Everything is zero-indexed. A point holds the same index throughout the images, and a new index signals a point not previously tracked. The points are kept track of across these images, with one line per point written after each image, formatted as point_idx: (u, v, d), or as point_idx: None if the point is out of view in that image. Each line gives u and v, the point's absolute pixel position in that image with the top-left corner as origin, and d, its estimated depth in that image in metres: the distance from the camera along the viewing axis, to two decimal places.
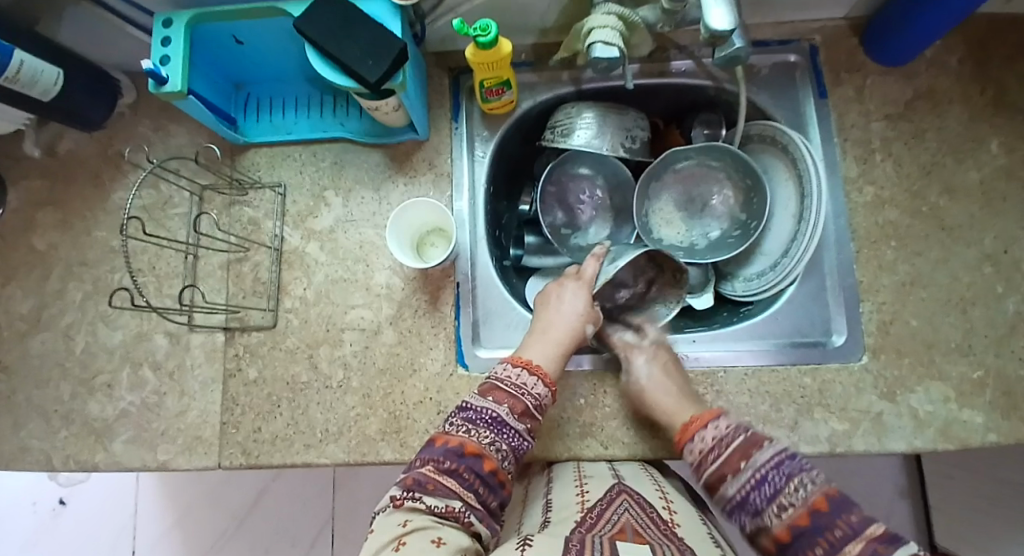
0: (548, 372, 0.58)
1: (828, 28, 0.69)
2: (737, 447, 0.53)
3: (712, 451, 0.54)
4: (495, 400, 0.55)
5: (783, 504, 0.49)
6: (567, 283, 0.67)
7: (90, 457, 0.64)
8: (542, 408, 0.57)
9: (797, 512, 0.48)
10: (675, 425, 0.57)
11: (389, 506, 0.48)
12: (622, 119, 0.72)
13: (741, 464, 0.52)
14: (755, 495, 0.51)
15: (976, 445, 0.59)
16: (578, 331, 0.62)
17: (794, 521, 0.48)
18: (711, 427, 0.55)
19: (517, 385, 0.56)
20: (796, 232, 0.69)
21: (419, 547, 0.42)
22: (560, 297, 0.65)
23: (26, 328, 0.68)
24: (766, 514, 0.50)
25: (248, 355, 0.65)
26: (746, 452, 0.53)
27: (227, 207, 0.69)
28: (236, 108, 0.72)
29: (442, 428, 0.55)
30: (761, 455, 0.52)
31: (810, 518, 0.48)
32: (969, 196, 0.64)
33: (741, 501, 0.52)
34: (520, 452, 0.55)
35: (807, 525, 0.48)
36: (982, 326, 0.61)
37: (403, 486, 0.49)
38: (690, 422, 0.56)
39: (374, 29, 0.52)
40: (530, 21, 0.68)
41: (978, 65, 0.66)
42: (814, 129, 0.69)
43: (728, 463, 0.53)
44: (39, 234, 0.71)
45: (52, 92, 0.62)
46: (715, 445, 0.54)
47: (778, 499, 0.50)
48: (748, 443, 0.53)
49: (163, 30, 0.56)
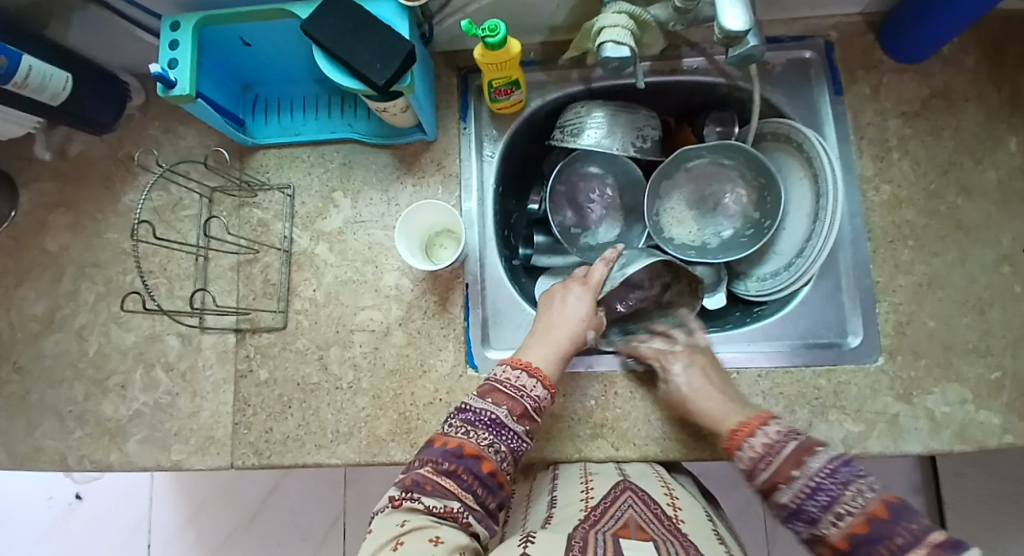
0: (547, 374, 0.58)
1: (843, 24, 0.68)
2: (788, 455, 0.52)
3: (762, 459, 0.53)
4: (494, 401, 0.55)
5: (840, 513, 0.48)
6: (572, 286, 0.66)
7: (104, 457, 0.65)
8: (541, 409, 0.57)
9: (855, 521, 0.47)
10: (724, 432, 0.56)
11: (387, 506, 0.48)
12: (633, 118, 0.71)
13: (793, 472, 0.51)
14: (809, 504, 0.49)
15: (992, 448, 0.58)
16: (578, 336, 0.61)
17: (853, 529, 0.47)
18: (760, 433, 0.54)
19: (516, 387, 0.56)
20: (810, 231, 0.68)
21: (417, 546, 0.42)
22: (563, 300, 0.64)
23: (40, 329, 0.69)
24: (823, 523, 0.49)
25: (258, 356, 0.65)
26: (798, 459, 0.51)
27: (237, 208, 0.69)
28: (245, 110, 0.72)
29: (440, 430, 0.55)
30: (815, 461, 0.50)
31: (869, 526, 0.46)
32: (988, 194, 0.62)
33: (796, 509, 0.50)
34: (518, 455, 0.54)
35: (866, 534, 0.46)
36: (1000, 327, 0.60)
37: (402, 486, 0.49)
38: (738, 429, 0.55)
39: (382, 31, 0.52)
40: (540, 20, 0.67)
41: (998, 61, 0.65)
42: (829, 126, 0.67)
43: (780, 472, 0.52)
44: (51, 236, 0.72)
45: (62, 96, 0.62)
46: (765, 453, 0.53)
47: (834, 508, 0.48)
48: (799, 450, 0.51)
49: (171, 33, 0.56)
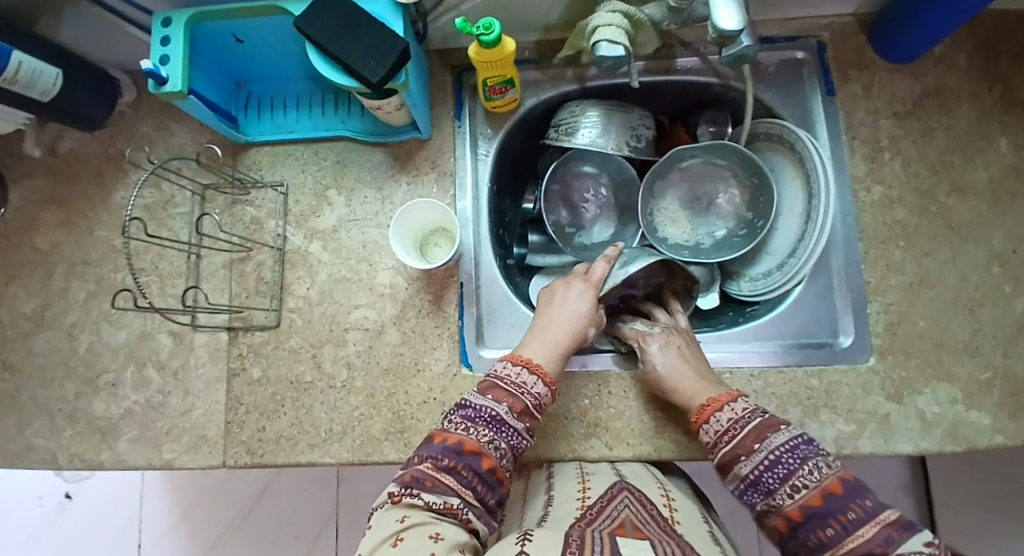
0: (547, 372, 0.57)
1: (836, 25, 0.68)
2: (752, 429, 0.52)
3: (727, 432, 0.53)
4: (494, 398, 0.55)
5: (797, 486, 0.48)
6: (573, 282, 0.65)
7: (95, 456, 0.65)
8: (542, 407, 0.57)
9: (810, 494, 0.47)
10: (693, 407, 0.56)
11: (387, 503, 0.48)
12: (627, 117, 0.72)
13: (755, 446, 0.51)
14: (767, 476, 0.50)
15: (981, 446, 0.58)
16: (578, 332, 0.61)
17: (808, 502, 0.47)
18: (728, 408, 0.54)
19: (516, 385, 0.56)
20: (803, 231, 0.68)
21: (416, 543, 0.42)
22: (565, 296, 0.64)
23: (30, 327, 0.69)
24: (779, 495, 0.49)
25: (252, 354, 0.65)
26: (761, 433, 0.51)
27: (229, 206, 0.68)
28: (238, 107, 0.71)
29: (441, 427, 0.55)
30: (777, 436, 0.51)
31: (824, 499, 0.46)
32: (978, 195, 0.63)
33: (754, 481, 0.50)
34: (518, 452, 0.54)
35: (819, 506, 0.46)
36: (990, 326, 0.60)
37: (401, 483, 0.49)
38: (707, 404, 0.55)
39: (376, 27, 0.52)
40: (535, 19, 0.67)
41: (988, 62, 0.65)
42: (821, 127, 0.68)
43: (742, 445, 0.52)
44: (41, 234, 0.71)
45: (52, 93, 0.61)
46: (730, 427, 0.53)
47: (790, 481, 0.48)
48: (763, 425, 0.52)
49: (163, 29, 0.55)
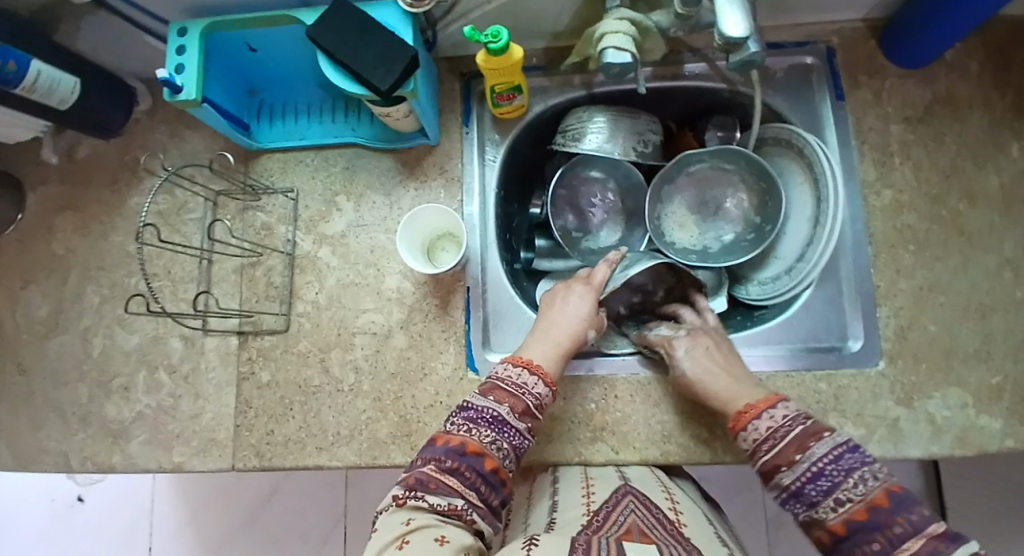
0: (548, 373, 0.58)
1: (844, 30, 0.68)
2: (794, 438, 0.51)
3: (766, 440, 0.52)
4: (496, 399, 0.55)
5: (840, 499, 0.47)
6: (574, 285, 0.65)
7: (107, 458, 0.66)
8: (543, 407, 0.57)
9: (855, 508, 0.46)
10: (730, 413, 0.55)
11: (392, 505, 0.49)
12: (634, 123, 0.72)
13: (796, 456, 0.50)
14: (809, 488, 0.48)
15: (993, 453, 0.58)
16: (579, 335, 0.61)
17: (853, 515, 0.46)
18: (766, 416, 0.53)
19: (517, 385, 0.56)
20: (811, 236, 0.68)
21: (422, 545, 0.42)
22: (565, 299, 0.64)
23: (45, 330, 0.70)
24: (822, 508, 0.48)
25: (261, 358, 0.66)
26: (803, 443, 0.50)
27: (241, 212, 0.69)
28: (250, 113, 0.72)
29: (443, 429, 0.55)
30: (819, 447, 0.49)
31: (869, 513, 0.45)
32: (989, 200, 0.63)
33: (795, 492, 0.49)
34: (520, 452, 0.55)
35: (865, 520, 0.45)
36: (1001, 332, 0.60)
37: (405, 486, 0.49)
38: (745, 410, 0.54)
39: (386, 36, 0.52)
40: (543, 26, 0.68)
41: (999, 66, 0.65)
42: (829, 132, 0.68)
43: (783, 455, 0.50)
44: (57, 239, 0.72)
45: (70, 101, 0.63)
46: (769, 435, 0.52)
47: (835, 493, 0.47)
48: (806, 434, 0.51)
49: (179, 38, 0.57)
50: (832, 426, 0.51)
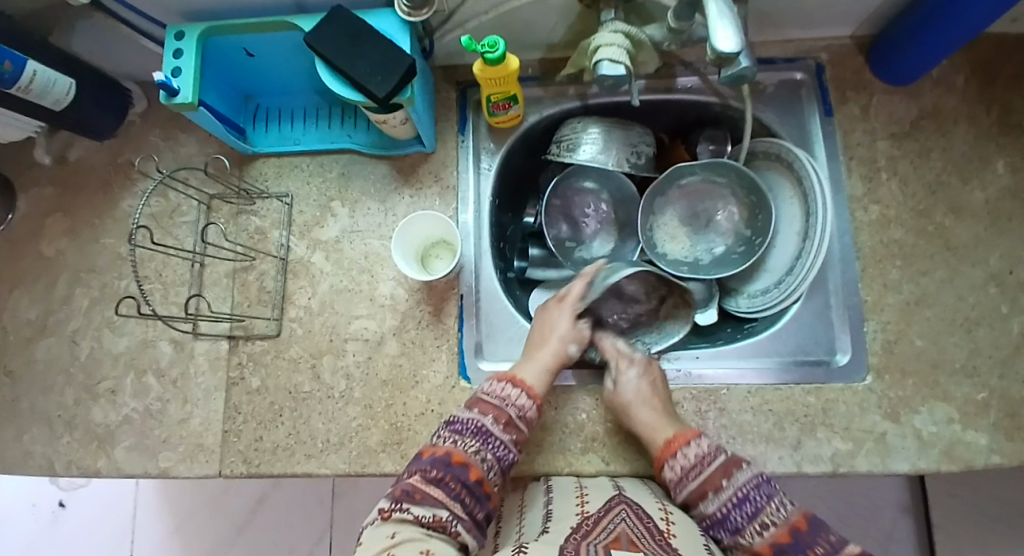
0: (532, 387, 0.58)
1: (834, 48, 0.70)
2: (717, 466, 0.54)
3: (693, 469, 0.55)
4: (481, 410, 0.56)
5: (765, 523, 0.50)
6: (550, 306, 0.68)
7: (92, 463, 0.65)
8: (527, 419, 0.57)
9: (778, 531, 0.49)
10: (658, 441, 0.57)
11: (376, 519, 0.48)
12: (627, 134, 0.73)
13: (722, 482, 0.53)
14: (734, 514, 0.52)
15: (980, 467, 0.58)
16: (561, 352, 0.62)
17: (776, 538, 0.49)
18: (693, 445, 0.56)
19: (501, 397, 0.56)
20: (800, 249, 0.69)
21: None
22: (545, 318, 0.66)
23: (32, 333, 0.69)
24: (747, 533, 0.51)
25: (251, 364, 0.65)
26: (726, 471, 0.54)
27: (235, 216, 0.69)
28: (245, 118, 0.72)
29: (430, 442, 0.55)
30: (742, 475, 0.53)
31: (791, 536, 0.49)
32: (975, 216, 0.64)
33: (721, 518, 0.52)
34: (505, 464, 0.55)
35: (788, 542, 0.49)
36: (987, 346, 0.61)
37: (391, 497, 0.49)
38: (672, 439, 0.56)
39: (383, 44, 0.53)
40: (539, 37, 0.69)
41: (984, 85, 0.67)
42: (819, 147, 0.69)
43: (709, 482, 0.54)
44: (47, 240, 0.72)
45: (64, 103, 0.62)
46: (696, 463, 0.55)
47: (759, 518, 0.50)
48: (727, 463, 0.54)
49: (175, 42, 0.57)
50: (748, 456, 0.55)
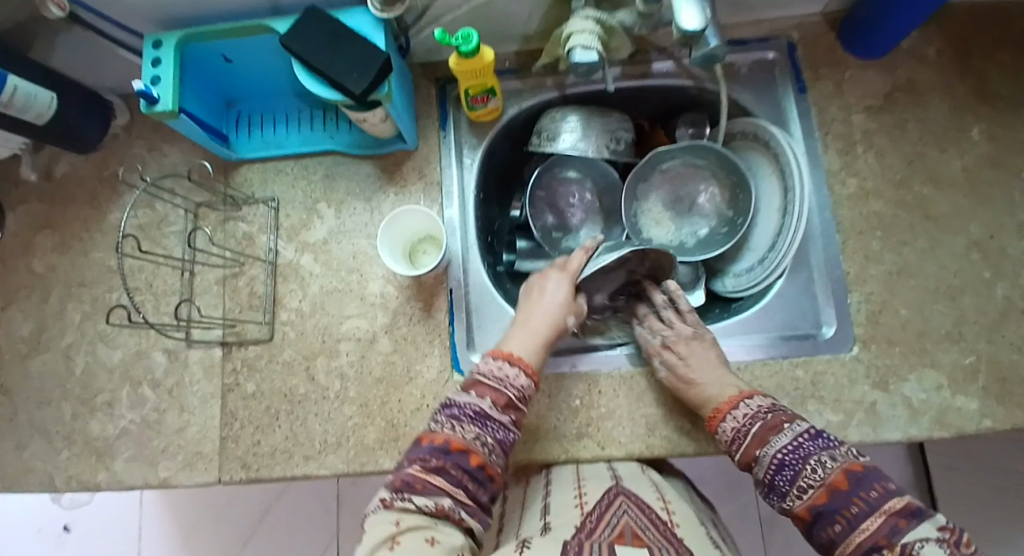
0: (530, 363, 0.59)
1: (805, 26, 0.71)
2: (755, 434, 0.53)
3: (735, 440, 0.55)
4: (479, 394, 0.56)
5: (804, 486, 0.48)
6: (549, 274, 0.67)
7: (92, 477, 0.65)
8: (526, 399, 0.58)
9: (816, 493, 0.48)
10: (705, 414, 0.58)
11: (377, 508, 0.48)
12: (606, 121, 0.74)
13: (758, 451, 0.52)
14: (777, 479, 0.50)
15: (971, 432, 0.59)
16: (558, 321, 0.62)
17: (815, 501, 0.47)
18: (731, 417, 0.55)
19: (499, 379, 0.57)
20: (781, 226, 0.70)
21: (414, 546, 0.41)
22: (542, 288, 0.65)
23: (26, 350, 0.69)
24: (790, 497, 0.49)
25: (245, 369, 0.66)
26: (764, 438, 0.52)
27: (222, 223, 0.70)
28: (227, 125, 0.73)
29: (427, 429, 0.55)
30: (779, 439, 0.51)
31: (830, 496, 0.47)
32: (953, 184, 0.65)
33: (769, 485, 0.51)
34: (507, 445, 0.54)
35: (825, 503, 0.47)
36: (972, 313, 0.62)
37: (392, 487, 0.49)
38: (719, 408, 0.56)
39: (358, 41, 0.54)
40: (514, 29, 0.70)
41: (956, 56, 0.68)
42: (795, 124, 0.70)
43: (747, 453, 0.53)
44: (37, 257, 0.72)
45: (47, 116, 0.63)
46: (737, 434, 0.54)
47: (798, 482, 0.49)
48: (765, 429, 0.53)
49: (154, 51, 0.57)
50: (794, 417, 0.53)
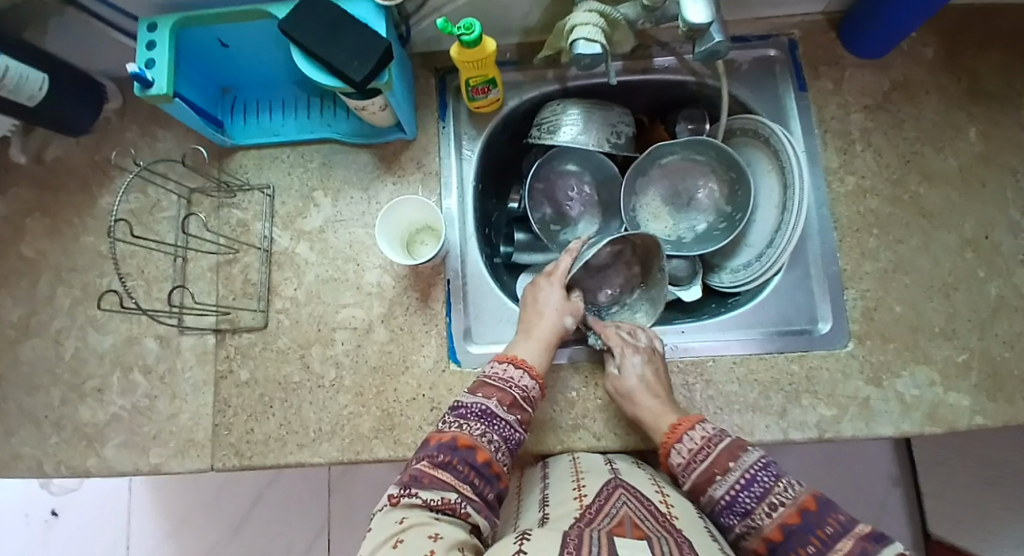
0: (534, 366, 0.59)
1: (805, 23, 0.71)
2: (725, 448, 0.54)
3: (700, 451, 0.54)
4: (485, 394, 0.56)
5: (773, 504, 0.50)
6: (539, 282, 0.67)
7: (82, 463, 0.64)
8: (531, 400, 0.58)
9: (787, 511, 0.49)
10: (663, 427, 0.57)
11: (387, 505, 0.49)
12: (607, 115, 0.73)
13: (730, 463, 0.52)
14: (743, 496, 0.51)
15: (962, 427, 0.60)
16: (557, 326, 0.62)
17: (785, 519, 0.48)
18: (698, 428, 0.56)
19: (503, 380, 0.57)
20: (779, 222, 0.70)
21: (415, 544, 0.42)
22: (536, 296, 0.65)
23: (15, 334, 0.68)
24: (757, 514, 0.50)
25: (239, 357, 0.65)
26: (734, 453, 0.53)
27: (216, 209, 0.69)
28: (223, 111, 0.72)
29: (435, 429, 0.55)
30: (749, 456, 0.53)
31: (800, 516, 0.48)
32: (949, 183, 0.65)
33: (729, 502, 0.52)
34: (513, 445, 0.55)
35: (797, 523, 0.48)
36: (965, 310, 0.62)
37: (400, 484, 0.49)
38: (679, 423, 0.56)
39: (358, 28, 0.53)
40: (515, 20, 0.69)
41: (954, 55, 0.68)
42: (794, 121, 0.70)
43: (717, 465, 0.53)
44: (26, 241, 0.71)
45: (38, 98, 0.62)
46: (703, 445, 0.55)
47: (767, 499, 0.50)
48: (734, 445, 0.54)
49: (148, 34, 0.56)
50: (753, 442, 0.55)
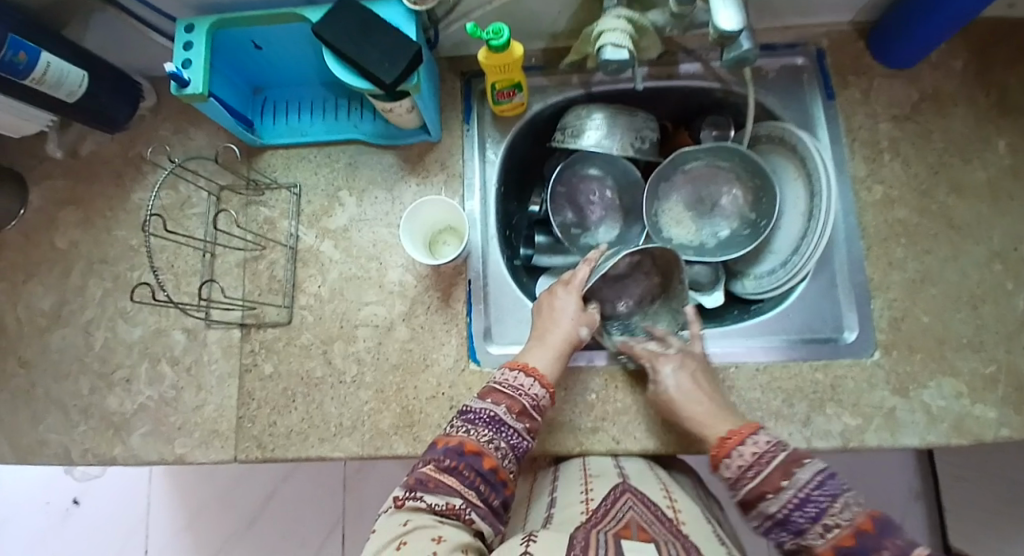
0: (545, 374, 0.58)
1: (834, 31, 0.70)
2: (778, 464, 0.51)
3: (752, 468, 0.52)
4: (494, 400, 0.56)
5: (829, 525, 0.47)
6: (556, 290, 0.66)
7: (108, 451, 0.65)
8: (541, 408, 0.57)
9: (842, 533, 0.46)
10: (713, 439, 0.55)
11: (392, 507, 0.49)
12: (631, 119, 0.73)
13: (782, 483, 0.50)
14: (796, 515, 0.49)
15: (989, 441, 0.58)
16: (573, 333, 0.62)
17: (841, 541, 0.46)
18: (750, 443, 0.53)
19: (514, 387, 0.56)
20: (805, 229, 0.70)
21: (418, 545, 0.42)
22: (552, 305, 0.65)
23: (48, 323, 0.70)
24: (810, 535, 0.48)
25: (263, 350, 0.66)
26: (787, 469, 0.50)
27: (245, 206, 0.70)
28: (254, 111, 0.73)
29: (443, 432, 0.55)
30: (804, 473, 0.49)
31: (857, 539, 0.46)
32: (977, 194, 0.64)
33: (782, 519, 0.50)
34: (520, 452, 0.55)
35: (854, 546, 0.46)
36: (993, 322, 0.61)
37: (406, 486, 0.50)
38: (728, 437, 0.54)
39: (390, 31, 0.54)
40: (542, 25, 0.70)
41: (984, 65, 0.67)
42: (821, 128, 0.69)
43: (769, 482, 0.50)
44: (60, 233, 0.73)
45: (78, 94, 0.64)
46: (754, 462, 0.52)
47: (823, 520, 0.48)
48: (789, 461, 0.51)
49: (186, 35, 0.58)
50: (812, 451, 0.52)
